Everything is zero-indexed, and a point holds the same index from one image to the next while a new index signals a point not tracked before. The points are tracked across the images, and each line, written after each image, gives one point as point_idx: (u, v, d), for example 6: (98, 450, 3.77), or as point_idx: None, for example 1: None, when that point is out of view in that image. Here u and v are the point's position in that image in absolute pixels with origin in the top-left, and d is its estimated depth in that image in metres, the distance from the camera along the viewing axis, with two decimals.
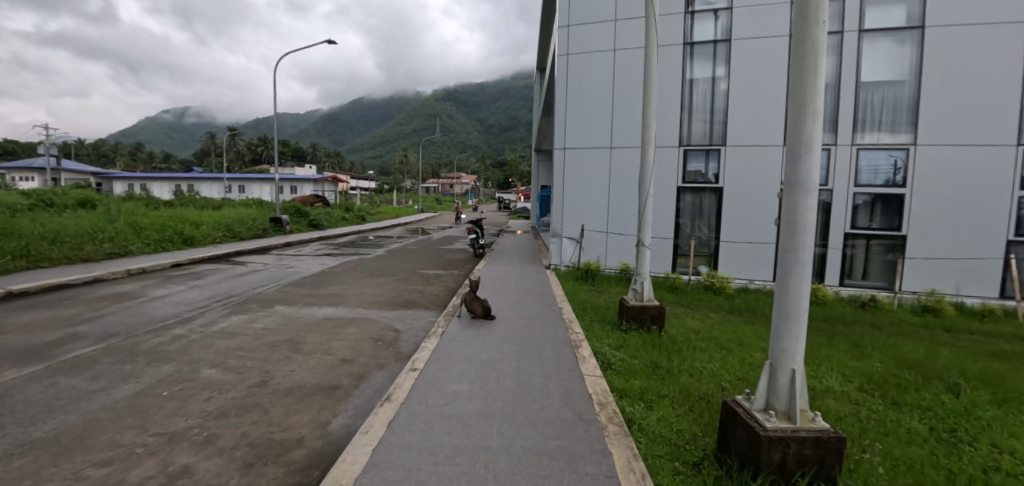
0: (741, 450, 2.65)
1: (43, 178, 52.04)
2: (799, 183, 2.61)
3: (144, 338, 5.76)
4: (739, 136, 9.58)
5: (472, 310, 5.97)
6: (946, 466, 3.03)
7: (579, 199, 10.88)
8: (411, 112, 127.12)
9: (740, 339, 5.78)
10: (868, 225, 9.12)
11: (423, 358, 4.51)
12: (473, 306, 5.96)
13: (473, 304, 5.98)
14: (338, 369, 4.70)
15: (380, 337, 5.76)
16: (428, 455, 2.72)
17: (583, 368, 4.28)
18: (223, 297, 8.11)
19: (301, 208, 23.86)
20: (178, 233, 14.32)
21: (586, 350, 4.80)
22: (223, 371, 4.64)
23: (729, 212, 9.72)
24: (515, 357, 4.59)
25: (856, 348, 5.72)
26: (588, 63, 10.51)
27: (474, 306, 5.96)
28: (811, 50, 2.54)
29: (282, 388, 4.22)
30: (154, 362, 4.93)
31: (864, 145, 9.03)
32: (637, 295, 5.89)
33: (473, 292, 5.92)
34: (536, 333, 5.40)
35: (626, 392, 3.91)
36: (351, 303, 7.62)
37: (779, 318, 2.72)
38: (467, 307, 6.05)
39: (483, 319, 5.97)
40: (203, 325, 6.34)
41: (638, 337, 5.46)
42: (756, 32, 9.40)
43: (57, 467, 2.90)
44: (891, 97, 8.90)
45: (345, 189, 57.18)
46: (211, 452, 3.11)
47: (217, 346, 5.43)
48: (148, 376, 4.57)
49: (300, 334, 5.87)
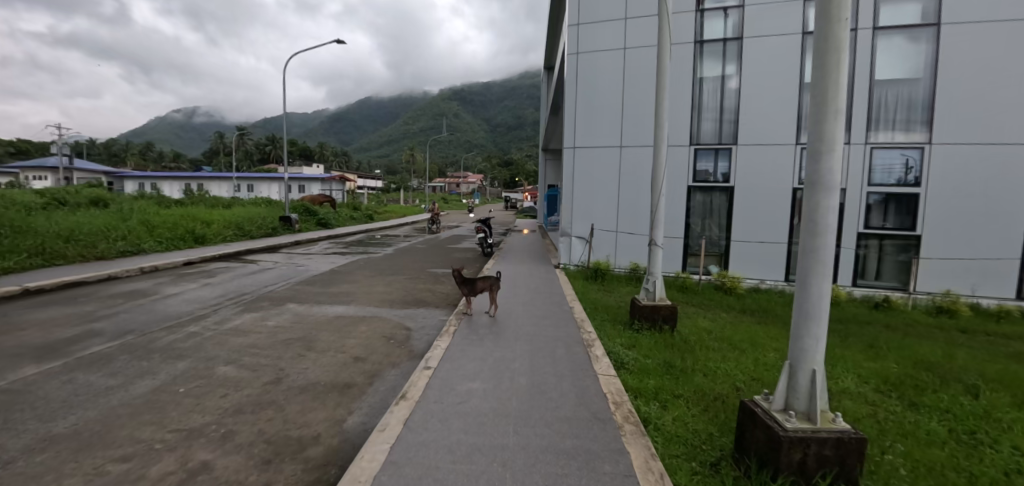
0: (760, 451, 2.65)
1: (55, 178, 53.02)
2: (820, 182, 2.58)
3: (159, 335, 5.81)
4: (749, 135, 9.49)
5: (481, 289, 6.08)
6: (968, 468, 2.99)
7: (588, 198, 10.83)
8: (417, 112, 127.68)
9: (752, 338, 5.74)
10: (882, 225, 9.01)
11: (436, 357, 4.51)
12: (472, 282, 6.10)
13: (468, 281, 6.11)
14: (351, 367, 4.71)
15: (392, 335, 5.78)
16: (445, 453, 2.73)
17: (597, 367, 4.26)
18: (235, 294, 8.17)
19: (310, 206, 24.01)
20: (190, 232, 14.45)
21: (599, 349, 4.77)
22: (238, 368, 4.67)
23: (740, 212, 9.64)
24: (528, 355, 4.57)
25: (871, 349, 5.65)
26: (597, 62, 10.46)
27: (473, 282, 6.09)
28: (833, 45, 2.51)
29: (296, 385, 4.24)
30: (170, 359, 4.98)
31: (878, 144, 8.92)
32: (649, 294, 5.85)
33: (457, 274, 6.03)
34: (547, 332, 5.38)
35: (640, 391, 3.88)
36: (361, 302, 7.64)
37: (798, 317, 2.71)
38: (478, 289, 6.07)
39: (496, 289, 6.11)
40: (216, 322, 6.39)
41: (651, 337, 5.41)
42: (768, 30, 9.30)
43: (77, 463, 2.94)
44: (905, 95, 8.78)
45: (352, 189, 57.48)
46: (229, 448, 3.14)
47: (232, 343, 5.46)
48: (164, 372, 4.62)
49: (313, 332, 5.89)
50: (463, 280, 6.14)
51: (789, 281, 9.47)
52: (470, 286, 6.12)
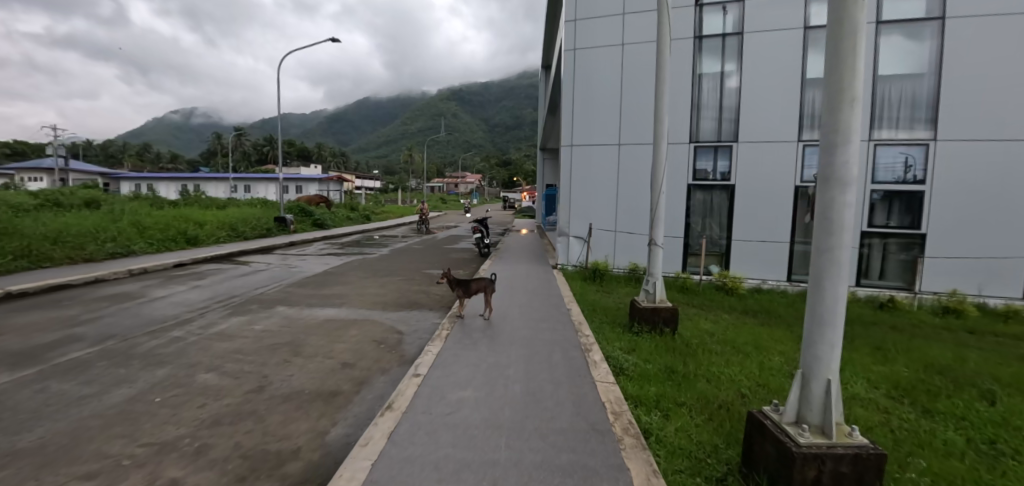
0: (771, 467, 2.45)
1: (50, 179, 52.62)
2: (835, 177, 2.39)
3: (141, 340, 5.60)
4: (750, 132, 9.31)
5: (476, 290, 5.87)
6: (990, 481, 2.79)
7: (586, 197, 10.64)
8: (415, 112, 127.43)
9: (756, 341, 5.55)
10: (885, 223, 8.81)
11: (427, 363, 4.31)
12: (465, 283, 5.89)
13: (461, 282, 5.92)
14: (339, 374, 4.51)
15: (383, 340, 5.56)
16: (431, 470, 2.52)
17: (595, 373, 4.06)
18: (224, 297, 7.94)
19: (306, 207, 23.79)
20: (183, 233, 14.22)
21: (597, 354, 4.58)
22: (220, 376, 4.46)
23: (741, 210, 9.45)
24: (523, 361, 4.37)
25: (879, 352, 5.46)
26: (594, 59, 10.28)
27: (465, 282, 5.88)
28: (850, 28, 2.32)
29: (279, 394, 4.02)
30: (150, 366, 4.77)
31: (881, 141, 8.74)
32: (649, 296, 5.66)
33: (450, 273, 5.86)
34: (544, 335, 5.18)
35: (641, 399, 3.68)
36: (353, 305, 7.43)
37: (812, 322, 2.52)
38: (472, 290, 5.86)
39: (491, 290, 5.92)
40: (201, 326, 6.17)
41: (651, 340, 5.22)
42: (768, 25, 9.12)
43: (36, 481, 2.73)
44: (908, 91, 8.59)
45: (350, 189, 57.28)
46: (201, 464, 2.93)
47: (216, 349, 5.25)
48: (142, 380, 4.41)
49: (301, 336, 5.68)
50: (457, 281, 5.95)
51: (791, 281, 9.28)
52: (464, 285, 5.93)
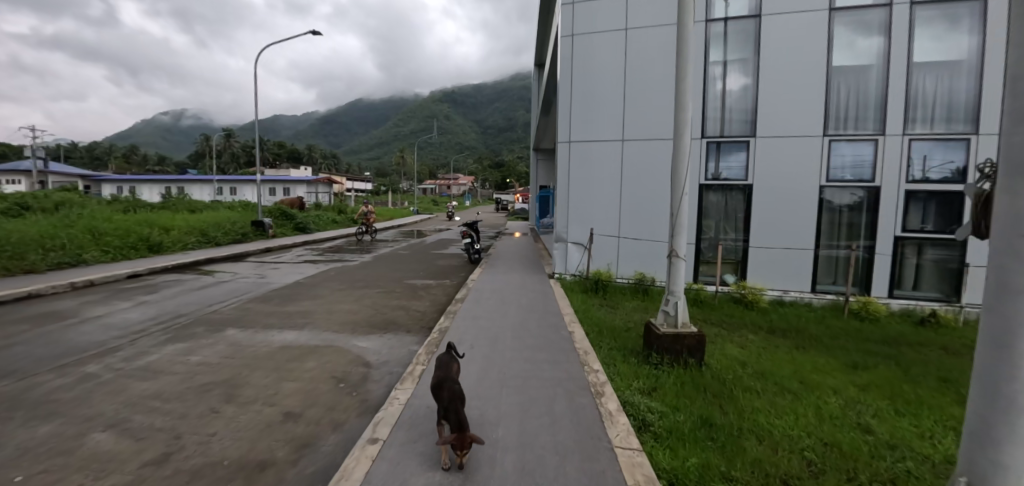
0: None
1: (28, 182, 50.73)
2: None
3: (42, 380, 4.48)
4: (768, 126, 8.38)
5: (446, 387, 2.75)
6: None
7: (587, 199, 9.65)
8: (408, 114, 126.25)
9: (800, 373, 4.59)
10: (921, 228, 7.86)
11: (389, 421, 3.24)
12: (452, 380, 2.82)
13: (437, 389, 2.72)
14: (276, 431, 3.45)
15: (344, 376, 4.51)
16: None
17: (613, 434, 3.05)
18: (168, 317, 6.81)
19: (288, 210, 22.59)
20: (146, 239, 13.03)
21: (612, 401, 3.56)
22: (120, 437, 3.38)
23: (759, 213, 8.51)
24: (516, 415, 3.34)
25: (947, 385, 4.52)
26: (596, 45, 9.28)
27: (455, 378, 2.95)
28: None
29: (186, 469, 2.95)
30: (34, 420, 3.66)
31: (917, 135, 7.78)
32: (670, 319, 4.66)
33: (458, 408, 2.56)
34: (542, 372, 4.17)
35: (680, 475, 2.68)
36: (319, 325, 6.37)
37: (989, 407, 1.58)
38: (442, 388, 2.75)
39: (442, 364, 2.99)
40: (126, 359, 5.06)
41: (674, 376, 4.23)
42: (787, 7, 8.21)
43: None
44: (946, 80, 7.67)
45: (339, 191, 56.03)
46: None
47: (130, 393, 4.16)
48: (12, 443, 3.31)
49: (244, 372, 4.61)
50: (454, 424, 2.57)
51: (815, 292, 8.38)
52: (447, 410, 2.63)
